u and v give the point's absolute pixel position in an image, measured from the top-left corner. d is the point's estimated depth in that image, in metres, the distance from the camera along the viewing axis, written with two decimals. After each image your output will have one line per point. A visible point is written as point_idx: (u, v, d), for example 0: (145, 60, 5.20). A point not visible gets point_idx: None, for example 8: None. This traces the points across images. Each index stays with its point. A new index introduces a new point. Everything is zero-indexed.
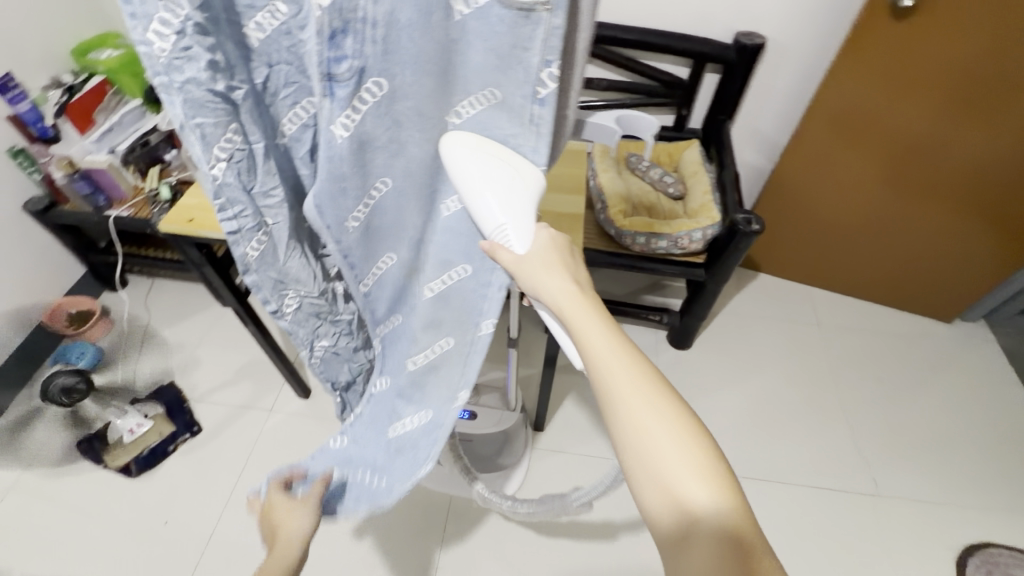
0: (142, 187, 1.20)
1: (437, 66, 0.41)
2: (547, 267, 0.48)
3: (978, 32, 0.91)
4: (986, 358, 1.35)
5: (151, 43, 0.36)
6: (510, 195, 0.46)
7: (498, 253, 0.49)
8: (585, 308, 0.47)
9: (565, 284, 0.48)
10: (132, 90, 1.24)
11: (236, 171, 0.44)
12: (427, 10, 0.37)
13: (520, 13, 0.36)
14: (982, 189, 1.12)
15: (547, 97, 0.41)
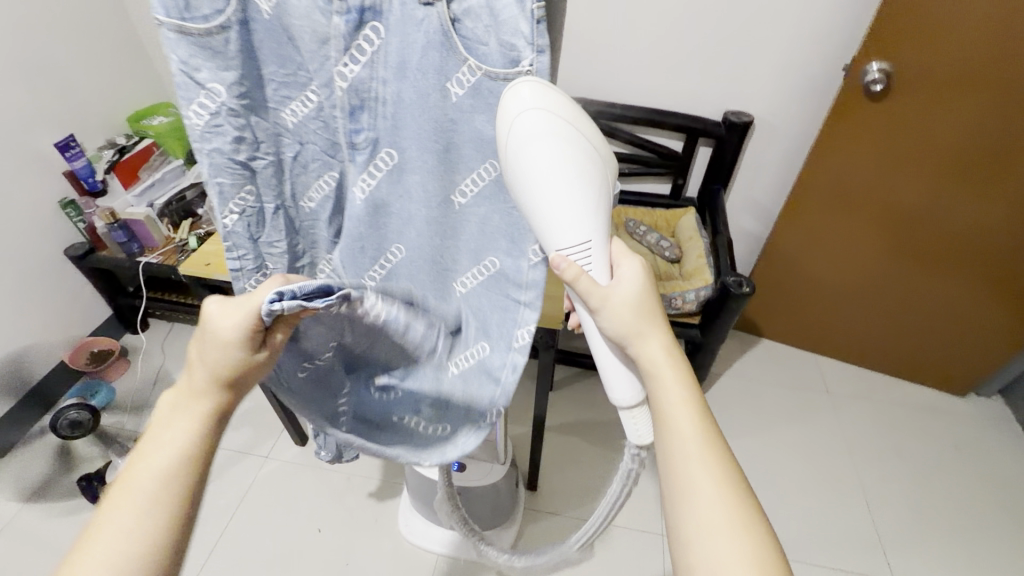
0: (174, 237, 1.33)
1: (435, 144, 0.44)
2: (635, 307, 0.47)
3: (960, 105, 0.96)
4: (1002, 436, 1.30)
5: (189, 118, 0.41)
6: (594, 213, 0.44)
7: (580, 280, 0.45)
8: (676, 371, 0.47)
9: (664, 344, 0.47)
10: (176, 152, 1.40)
11: (246, 224, 0.46)
12: (426, 90, 0.41)
13: (506, 81, 0.39)
14: (985, 257, 1.13)
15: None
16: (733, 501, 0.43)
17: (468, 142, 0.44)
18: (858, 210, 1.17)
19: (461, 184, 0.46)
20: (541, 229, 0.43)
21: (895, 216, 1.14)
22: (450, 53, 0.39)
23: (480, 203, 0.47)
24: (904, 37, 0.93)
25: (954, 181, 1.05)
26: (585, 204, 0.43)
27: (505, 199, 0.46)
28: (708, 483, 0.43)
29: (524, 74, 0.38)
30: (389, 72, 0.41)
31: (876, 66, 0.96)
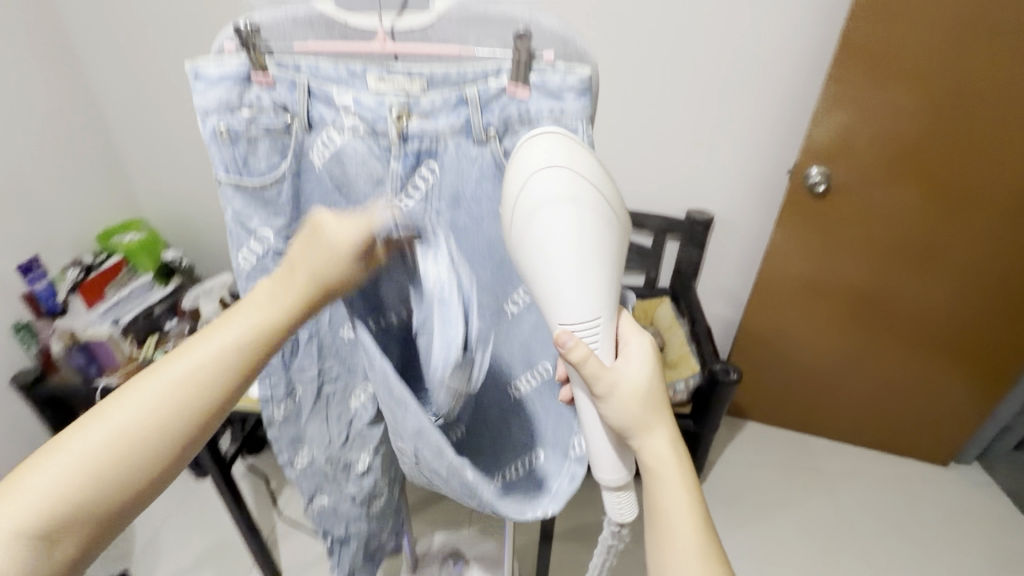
0: (138, 355, 1.24)
1: (490, 262, 0.46)
2: (642, 396, 0.44)
3: (889, 196, 1.08)
4: (990, 503, 1.33)
5: (238, 265, 0.44)
6: (603, 288, 0.40)
7: (586, 359, 0.40)
8: (676, 464, 0.44)
9: (666, 437, 0.45)
10: (145, 267, 1.37)
11: (280, 349, 0.51)
12: (482, 216, 0.44)
13: None
14: (941, 328, 1.21)
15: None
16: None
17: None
18: (824, 296, 1.26)
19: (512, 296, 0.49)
20: (551, 304, 0.40)
21: (859, 300, 1.24)
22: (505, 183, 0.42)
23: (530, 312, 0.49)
24: (837, 156, 1.07)
25: (896, 261, 1.16)
26: (593, 282, 0.39)
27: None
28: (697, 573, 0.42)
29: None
30: (442, 204, 0.43)
31: (815, 170, 1.09)
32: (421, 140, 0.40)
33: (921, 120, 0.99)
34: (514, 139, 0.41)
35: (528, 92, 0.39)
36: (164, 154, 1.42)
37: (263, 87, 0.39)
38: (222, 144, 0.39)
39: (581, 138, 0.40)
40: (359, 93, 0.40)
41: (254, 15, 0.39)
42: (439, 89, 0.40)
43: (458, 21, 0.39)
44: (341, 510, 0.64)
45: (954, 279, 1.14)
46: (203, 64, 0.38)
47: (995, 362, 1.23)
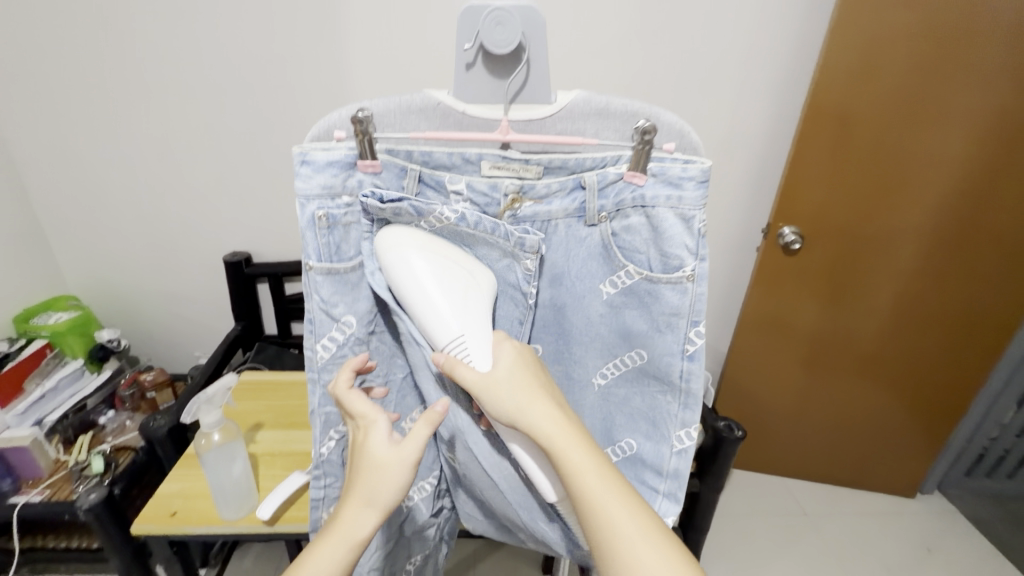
0: (67, 458, 1.07)
1: (588, 340, 0.51)
2: (523, 388, 0.42)
3: (847, 240, 1.11)
4: (963, 528, 1.37)
5: (316, 351, 0.50)
6: (464, 309, 0.44)
7: (456, 370, 0.43)
8: (572, 436, 0.41)
9: (552, 411, 0.42)
10: (75, 351, 1.17)
11: (340, 448, 0.55)
12: (581, 291, 0.49)
13: (669, 282, 0.45)
14: (898, 369, 1.25)
15: (695, 352, 0.46)
16: (667, 551, 0.39)
17: (615, 335, 0.50)
18: (804, 350, 1.26)
19: (603, 368, 0.51)
20: (423, 327, 0.44)
21: (831, 350, 1.25)
22: (608, 262, 0.47)
23: (622, 384, 0.51)
24: (801, 211, 1.09)
25: (855, 304, 1.18)
26: (456, 308, 0.44)
27: (648, 384, 0.50)
28: (647, 554, 0.38)
29: (687, 277, 0.44)
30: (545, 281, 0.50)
31: (788, 230, 1.10)
32: (533, 221, 0.47)
33: (865, 166, 1.03)
34: (623, 221, 0.45)
35: (645, 178, 0.43)
36: (93, 219, 1.19)
37: (367, 172, 0.46)
38: (319, 229, 0.46)
39: (694, 223, 0.43)
40: (472, 178, 0.47)
41: (366, 105, 0.45)
42: (554, 173, 0.46)
43: (578, 111, 0.45)
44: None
45: (906, 310, 1.17)
46: (312, 152, 0.44)
47: (944, 402, 1.29)
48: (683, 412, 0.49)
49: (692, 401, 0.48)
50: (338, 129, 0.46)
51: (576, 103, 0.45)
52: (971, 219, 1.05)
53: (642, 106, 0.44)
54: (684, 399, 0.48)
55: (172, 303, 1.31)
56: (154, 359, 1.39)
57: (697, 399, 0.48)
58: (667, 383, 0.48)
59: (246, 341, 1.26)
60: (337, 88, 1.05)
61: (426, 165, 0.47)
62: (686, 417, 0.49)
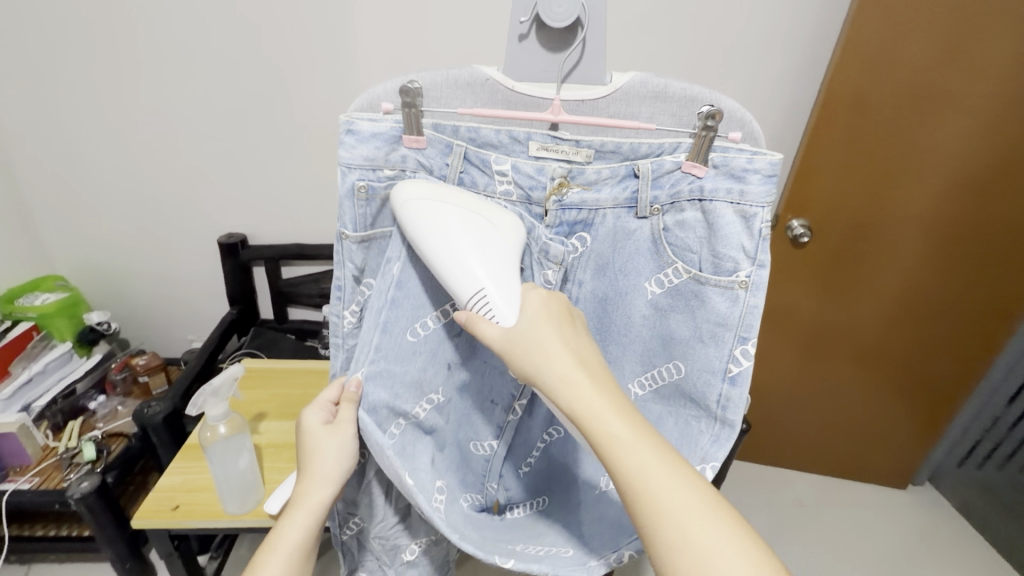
0: (56, 444, 1.03)
1: (624, 338, 0.49)
2: (546, 343, 0.39)
3: (853, 230, 1.08)
4: (951, 520, 1.39)
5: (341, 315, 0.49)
6: (484, 259, 0.41)
7: (477, 326, 0.40)
8: (598, 395, 0.37)
9: (574, 373, 0.38)
10: (63, 333, 1.13)
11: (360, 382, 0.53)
12: (624, 288, 0.48)
13: (720, 287, 0.43)
14: (895, 359, 1.25)
15: (739, 375, 0.44)
16: (720, 515, 0.34)
17: (656, 341, 0.48)
18: (808, 344, 1.25)
19: (641, 377, 0.49)
20: (446, 283, 0.42)
21: (835, 342, 1.24)
22: (656, 258, 0.46)
23: (657, 400, 0.49)
24: (810, 202, 1.06)
25: (858, 295, 1.16)
26: (477, 256, 0.41)
27: (683, 405, 0.47)
28: (698, 523, 0.33)
29: (740, 284, 0.42)
30: (587, 273, 0.49)
31: (796, 222, 1.08)
32: (579, 208, 0.46)
33: (879, 157, 1.00)
34: (676, 215, 0.44)
35: (705, 170, 0.42)
36: (82, 195, 1.14)
37: (411, 147, 0.44)
38: (357, 200, 0.44)
39: (754, 223, 0.41)
40: (519, 159, 0.45)
41: (415, 77, 0.43)
42: (606, 158, 0.45)
43: (634, 93, 0.43)
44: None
45: (909, 298, 1.15)
46: (359, 121, 0.42)
47: (938, 393, 1.29)
48: (711, 445, 0.45)
49: (724, 436, 0.45)
50: (384, 101, 0.44)
51: (632, 85, 0.43)
52: (978, 203, 1.03)
53: (703, 91, 0.42)
54: (718, 430, 0.45)
55: (165, 284, 1.27)
56: (146, 342, 1.35)
57: (731, 435, 0.44)
58: (703, 408, 0.46)
59: (241, 326, 1.23)
60: (344, 64, 1.00)
61: (472, 143, 0.45)
62: (710, 452, 0.44)
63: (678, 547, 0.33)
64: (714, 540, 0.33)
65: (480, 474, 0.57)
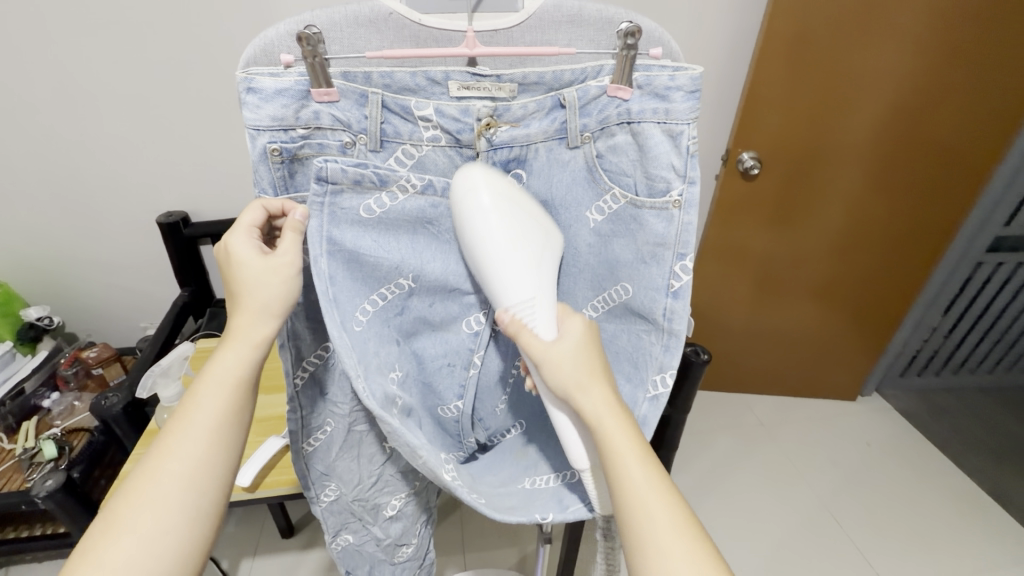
0: (14, 447, 1.00)
1: (574, 269, 0.50)
2: (586, 368, 0.42)
3: (793, 162, 1.10)
4: (896, 423, 1.50)
5: None
6: (539, 270, 0.44)
7: (521, 334, 0.42)
8: (618, 420, 0.41)
9: (606, 395, 0.42)
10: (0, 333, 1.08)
11: (310, 382, 0.50)
12: (566, 221, 0.48)
13: (655, 209, 0.44)
14: (839, 280, 1.31)
15: (680, 289, 0.45)
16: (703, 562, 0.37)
17: (605, 267, 0.49)
18: (760, 275, 1.29)
19: (593, 301, 0.51)
20: (494, 284, 0.43)
21: (788, 272, 1.29)
22: (594, 186, 0.46)
23: (611, 319, 0.50)
24: (761, 133, 1.06)
25: (799, 221, 1.20)
26: (535, 270, 0.44)
27: (634, 322, 0.49)
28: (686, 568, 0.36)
29: (674, 203, 0.43)
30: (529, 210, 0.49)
31: (746, 155, 1.08)
32: (510, 146, 0.45)
33: (824, 83, 1.00)
34: (608, 140, 0.45)
35: (630, 92, 0.42)
36: None
37: (322, 102, 0.41)
38: (273, 163, 0.41)
39: (681, 140, 0.41)
40: (441, 101, 0.43)
41: (309, 19, 0.40)
42: (530, 92, 0.44)
43: (548, 19, 0.42)
44: (364, 550, 0.63)
45: (849, 219, 1.19)
46: (258, 78, 0.39)
47: (878, 310, 1.37)
48: (663, 354, 0.47)
49: (674, 343, 0.46)
50: (283, 51, 0.40)
51: (545, 10, 0.42)
52: (908, 126, 1.06)
53: (620, 11, 0.42)
54: (666, 340, 0.46)
55: (104, 272, 1.20)
56: (95, 334, 1.29)
57: (679, 342, 0.46)
58: (651, 321, 0.47)
59: (196, 307, 1.19)
60: (260, 11, 0.93)
61: (387, 89, 0.42)
62: (664, 360, 0.47)
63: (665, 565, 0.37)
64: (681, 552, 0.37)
65: (455, 434, 0.59)
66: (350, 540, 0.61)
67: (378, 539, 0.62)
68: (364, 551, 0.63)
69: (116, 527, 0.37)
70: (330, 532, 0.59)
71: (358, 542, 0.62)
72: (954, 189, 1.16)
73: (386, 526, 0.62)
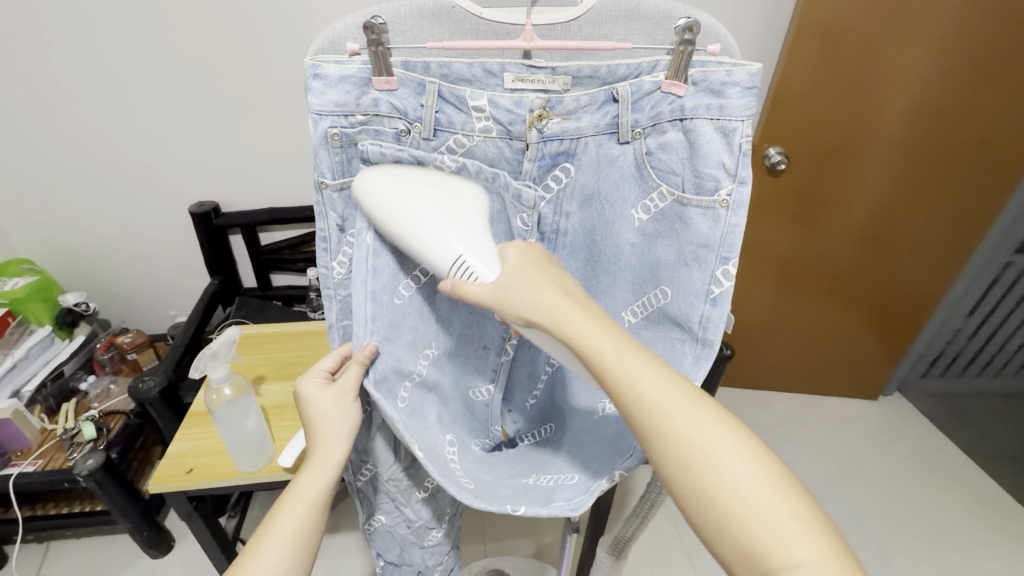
0: (54, 426, 1.04)
1: (614, 266, 0.52)
2: (534, 283, 0.41)
3: (818, 156, 1.09)
4: (916, 423, 1.49)
5: (330, 268, 0.47)
6: (457, 227, 0.42)
7: (462, 289, 0.41)
8: (586, 322, 0.39)
9: (568, 305, 0.40)
10: (41, 317, 1.10)
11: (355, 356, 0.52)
12: (611, 217, 0.50)
13: (702, 208, 0.44)
14: (866, 277, 1.29)
15: (719, 296, 0.45)
16: (709, 416, 0.37)
17: (646, 268, 0.50)
18: (783, 273, 1.29)
19: (632, 306, 0.52)
20: (423, 257, 0.42)
21: (811, 270, 1.28)
22: (642, 183, 0.47)
23: (648, 326, 0.51)
24: (789, 127, 1.05)
25: (823, 217, 1.18)
26: (451, 227, 0.42)
27: (670, 330, 0.49)
28: (698, 428, 0.36)
29: (720, 203, 0.43)
30: (573, 205, 0.51)
31: (773, 150, 1.08)
32: (560, 138, 0.46)
33: (854, 78, 0.99)
34: (658, 137, 0.45)
35: (685, 88, 0.42)
36: (33, 172, 1.07)
37: (382, 90, 0.42)
38: (331, 147, 0.43)
39: (734, 137, 0.42)
40: (495, 93, 0.44)
41: (377, 11, 0.41)
42: (584, 85, 0.45)
43: (606, 14, 0.43)
44: (395, 532, 0.65)
45: (876, 217, 1.18)
46: (324, 65, 0.41)
47: (902, 311, 1.36)
48: (692, 366, 0.46)
49: (705, 355, 0.46)
50: (349, 41, 0.42)
51: (603, 4, 0.43)
52: (941, 123, 1.05)
53: (678, 6, 0.43)
54: (699, 351, 0.46)
55: (138, 261, 1.23)
56: (128, 321, 1.33)
57: (712, 353, 0.46)
58: (687, 330, 0.47)
59: (225, 296, 1.22)
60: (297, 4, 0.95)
61: (444, 79, 0.44)
62: (690, 372, 0.46)
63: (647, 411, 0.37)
64: (752, 480, 0.35)
65: (484, 419, 0.60)
66: (383, 521, 0.63)
67: (409, 521, 0.64)
68: (395, 532, 0.65)
69: (277, 522, 0.47)
70: (364, 513, 0.62)
71: (390, 523, 0.64)
72: (984, 187, 1.14)
73: (417, 508, 0.63)
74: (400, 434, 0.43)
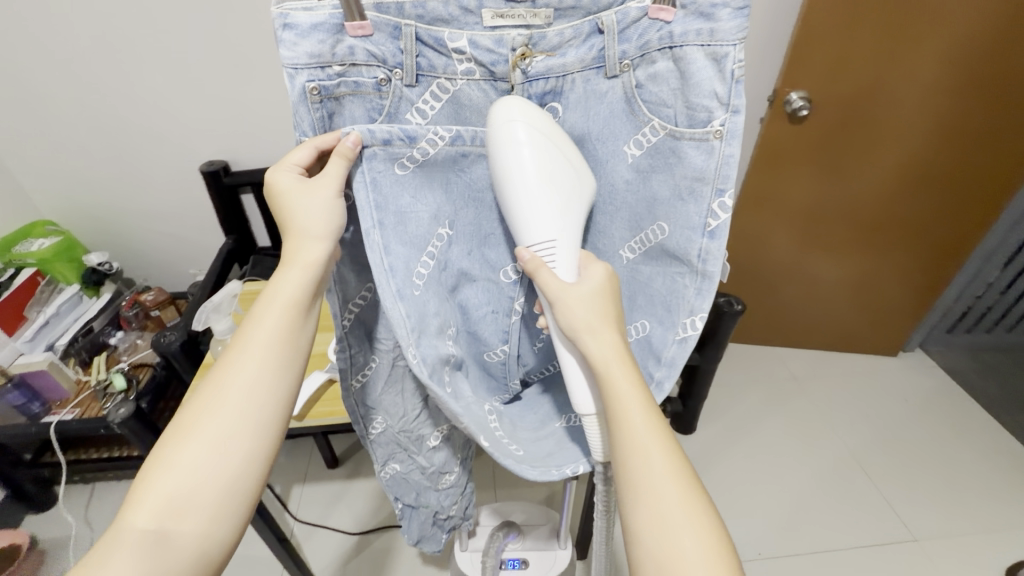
0: (88, 379, 1.09)
1: (612, 207, 0.50)
2: (592, 314, 0.43)
3: (843, 99, 1.03)
4: (936, 378, 1.47)
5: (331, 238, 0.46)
6: (564, 210, 0.44)
7: (539, 271, 0.44)
8: (624, 366, 0.42)
9: (614, 340, 0.42)
10: (68, 276, 1.16)
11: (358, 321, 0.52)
12: (603, 155, 0.48)
13: (694, 141, 0.43)
14: (892, 227, 1.23)
15: (717, 229, 0.44)
16: (693, 503, 0.37)
17: (642, 205, 0.48)
18: (804, 228, 1.25)
19: (631, 242, 0.50)
20: (517, 219, 0.45)
21: (833, 223, 1.23)
22: (632, 118, 0.45)
23: (647, 262, 0.50)
24: (816, 68, 0.99)
25: (849, 167, 1.13)
26: (561, 204, 0.44)
27: (670, 264, 0.48)
28: (676, 509, 0.37)
29: (714, 134, 0.42)
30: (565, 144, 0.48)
31: (796, 95, 1.02)
32: (547, 76, 0.45)
33: (887, 14, 0.92)
34: (648, 68, 0.43)
35: (672, 12, 0.40)
36: (47, 135, 1.09)
37: (357, 36, 0.40)
38: (311, 102, 0.41)
39: (726, 63, 0.39)
40: (474, 32, 0.43)
41: None
42: (566, 17, 0.43)
43: None
44: (410, 478, 0.67)
45: (905, 164, 1.12)
46: (293, 12, 0.39)
47: (927, 263, 1.31)
48: (695, 298, 0.46)
49: (706, 288, 0.46)
50: None
51: None
52: (981, 59, 0.97)
53: None
54: (700, 283, 0.46)
55: (155, 221, 1.26)
56: (150, 279, 1.37)
57: (713, 287, 0.46)
58: (686, 264, 0.46)
59: (241, 254, 1.24)
60: None
61: (421, 20, 0.42)
62: (695, 305, 0.46)
63: (638, 472, 0.38)
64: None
65: (501, 377, 0.61)
66: (397, 469, 0.65)
67: (422, 468, 0.66)
68: (409, 478, 0.67)
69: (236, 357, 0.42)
70: (379, 462, 0.64)
71: (403, 470, 0.66)
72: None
73: (429, 456, 0.65)
74: (466, 429, 0.45)
